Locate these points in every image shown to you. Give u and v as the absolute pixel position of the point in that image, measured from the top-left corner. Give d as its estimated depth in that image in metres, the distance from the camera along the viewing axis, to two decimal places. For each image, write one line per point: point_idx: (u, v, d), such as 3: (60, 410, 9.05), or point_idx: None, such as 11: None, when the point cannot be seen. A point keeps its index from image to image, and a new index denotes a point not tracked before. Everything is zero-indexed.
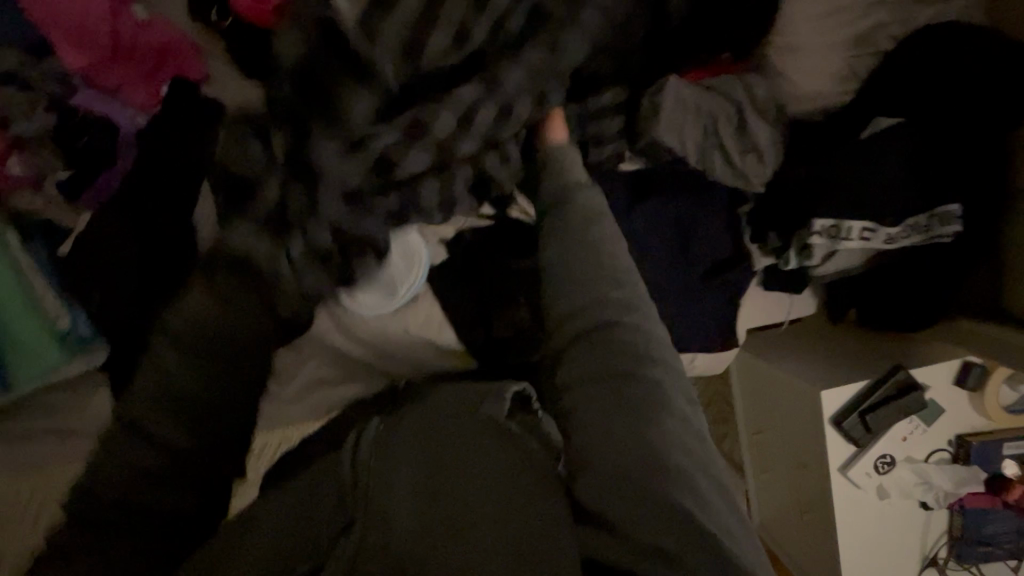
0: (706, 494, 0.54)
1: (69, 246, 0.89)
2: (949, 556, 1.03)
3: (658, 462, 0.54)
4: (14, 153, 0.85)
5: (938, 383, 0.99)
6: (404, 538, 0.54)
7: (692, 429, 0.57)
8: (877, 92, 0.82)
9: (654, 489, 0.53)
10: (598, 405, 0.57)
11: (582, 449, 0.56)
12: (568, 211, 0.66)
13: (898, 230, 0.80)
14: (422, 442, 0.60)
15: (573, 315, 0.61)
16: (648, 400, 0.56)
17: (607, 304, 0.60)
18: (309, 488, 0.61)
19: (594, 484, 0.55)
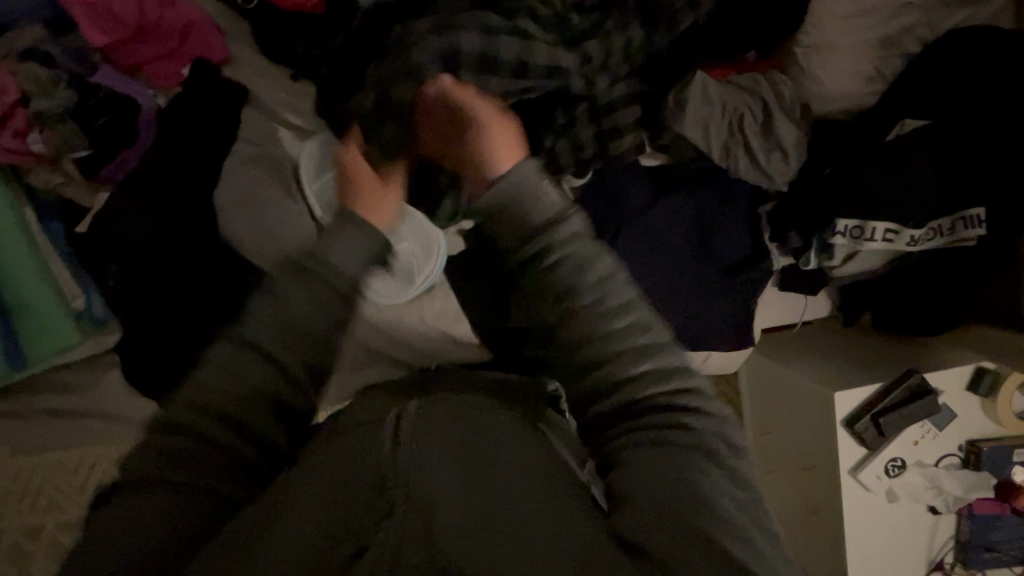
0: (748, 535, 0.47)
1: (85, 225, 0.88)
2: (955, 561, 1.04)
3: (710, 510, 0.47)
4: (32, 129, 0.82)
5: (952, 388, 0.98)
6: (454, 533, 0.45)
7: (737, 476, 0.51)
8: (901, 95, 0.83)
9: (710, 533, 0.46)
10: (641, 452, 0.51)
11: (630, 492, 0.49)
12: (584, 270, 0.59)
13: (922, 232, 0.80)
14: (463, 432, 0.56)
15: (622, 380, 0.55)
16: (692, 445, 0.51)
17: (643, 353, 0.56)
18: (337, 482, 0.52)
19: (641, 517, 0.47)
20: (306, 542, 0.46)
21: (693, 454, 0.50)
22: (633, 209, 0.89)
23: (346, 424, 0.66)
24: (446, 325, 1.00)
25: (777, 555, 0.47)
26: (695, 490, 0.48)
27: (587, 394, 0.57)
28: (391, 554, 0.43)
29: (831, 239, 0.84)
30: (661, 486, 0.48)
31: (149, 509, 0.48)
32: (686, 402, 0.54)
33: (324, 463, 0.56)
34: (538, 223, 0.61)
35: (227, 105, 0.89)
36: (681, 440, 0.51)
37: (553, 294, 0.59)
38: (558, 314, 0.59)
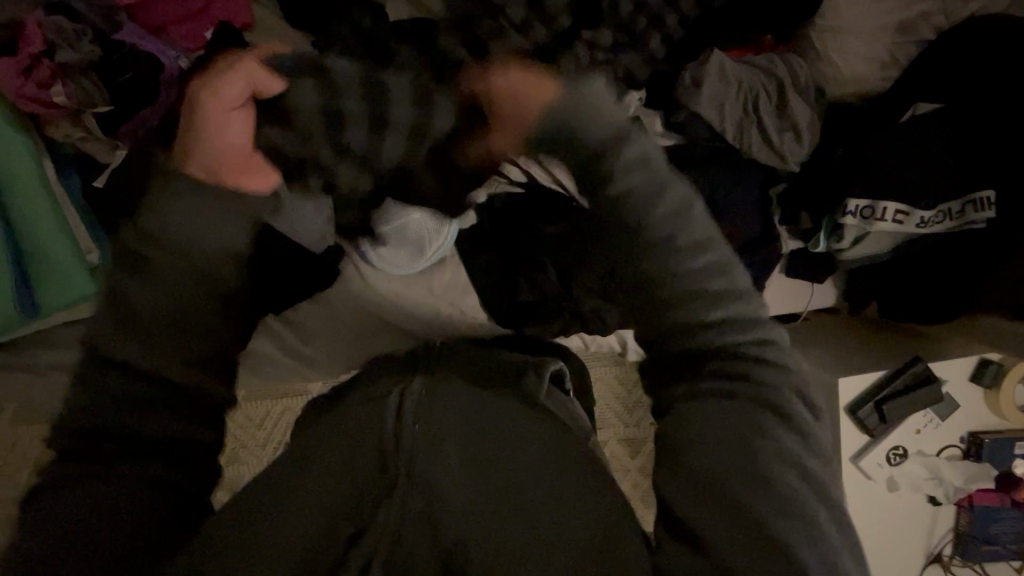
0: (806, 512, 0.50)
1: (103, 179, 0.91)
2: (954, 553, 1.04)
3: (768, 477, 0.50)
4: (55, 81, 0.83)
5: (956, 378, 0.99)
6: (455, 523, 0.56)
7: (810, 448, 0.53)
8: (917, 79, 0.84)
9: (756, 503, 0.49)
10: (707, 412, 0.53)
11: (686, 463, 0.52)
12: (661, 195, 0.54)
13: (931, 214, 0.82)
14: (472, 412, 0.63)
15: (692, 317, 0.54)
16: (769, 405, 0.53)
17: (710, 285, 0.54)
18: (344, 457, 0.59)
19: (684, 490, 0.51)
20: (321, 518, 0.55)
21: (765, 437, 0.51)
22: None
23: (355, 396, 0.71)
24: (455, 298, 1.00)
25: (830, 519, 0.51)
26: (757, 469, 0.50)
27: (656, 333, 0.56)
28: (397, 533, 0.54)
29: (842, 220, 0.85)
30: (722, 470, 0.51)
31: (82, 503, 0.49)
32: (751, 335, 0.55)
33: (349, 442, 0.61)
34: (617, 147, 0.54)
35: None
36: (755, 415, 0.52)
37: (625, 224, 0.54)
38: (632, 243, 0.54)
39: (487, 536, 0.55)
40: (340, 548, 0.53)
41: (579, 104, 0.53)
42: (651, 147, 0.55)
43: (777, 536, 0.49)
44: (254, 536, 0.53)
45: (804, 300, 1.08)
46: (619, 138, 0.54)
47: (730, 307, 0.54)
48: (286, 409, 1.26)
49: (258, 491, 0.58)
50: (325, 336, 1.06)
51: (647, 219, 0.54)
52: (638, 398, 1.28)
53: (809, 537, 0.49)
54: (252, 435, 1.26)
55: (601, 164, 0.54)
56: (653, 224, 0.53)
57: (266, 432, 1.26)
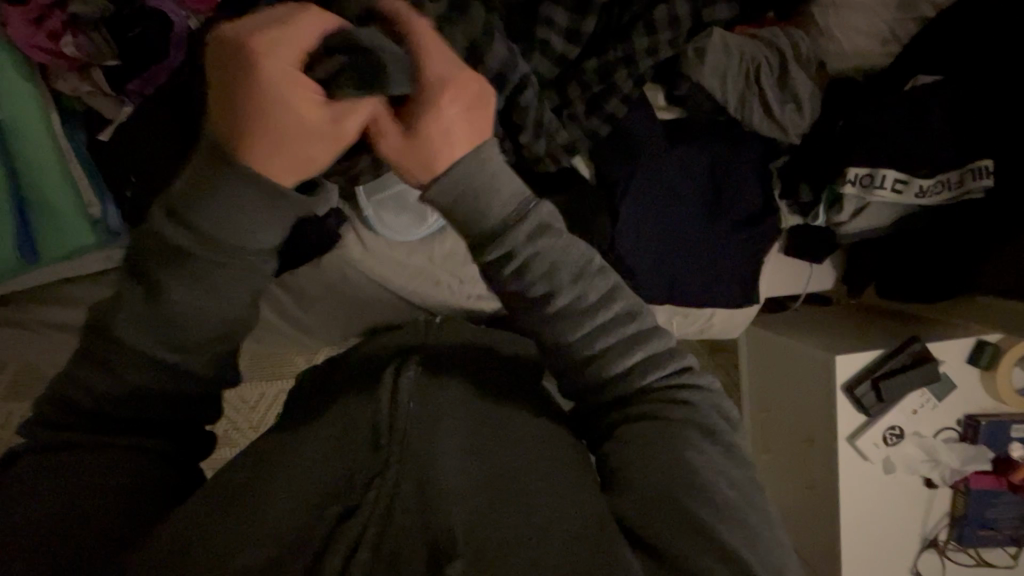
0: (739, 512, 0.50)
1: (109, 133, 0.90)
2: (949, 538, 1.03)
3: (706, 485, 0.50)
4: (65, 32, 0.84)
5: (953, 358, 0.99)
6: (450, 497, 0.52)
7: (730, 457, 0.53)
8: (917, 53, 0.84)
9: (698, 506, 0.49)
10: (645, 438, 0.52)
11: (635, 467, 0.52)
12: (554, 260, 0.51)
13: (930, 183, 0.84)
14: (471, 400, 0.64)
15: (602, 371, 0.53)
16: (695, 422, 0.53)
17: (612, 344, 0.53)
18: (337, 441, 0.60)
19: (648, 503, 0.50)
20: (310, 499, 0.53)
21: (702, 456, 0.51)
22: (649, 154, 0.89)
23: (354, 373, 0.75)
24: (456, 269, 1.01)
25: (764, 520, 0.51)
26: (699, 475, 0.50)
27: (581, 383, 0.55)
28: (388, 510, 0.51)
29: (842, 188, 0.86)
30: (670, 470, 0.50)
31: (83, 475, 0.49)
32: (671, 370, 0.55)
33: (338, 423, 0.62)
34: (505, 231, 0.50)
35: None
36: (693, 441, 0.52)
37: (529, 298, 0.52)
38: (540, 314, 0.52)
39: (482, 524, 0.50)
40: (323, 536, 0.49)
41: (484, 183, 0.50)
42: (541, 219, 0.52)
43: (726, 539, 0.48)
44: (232, 522, 0.50)
45: (801, 282, 1.08)
46: (508, 221, 0.50)
47: (640, 347, 0.54)
48: (282, 387, 1.26)
49: (246, 476, 0.57)
50: (322, 307, 1.06)
51: (555, 290, 0.51)
52: None
53: (752, 533, 0.49)
54: (247, 413, 1.26)
55: (490, 230, 0.50)
56: (549, 298, 0.52)
57: (260, 412, 1.26)
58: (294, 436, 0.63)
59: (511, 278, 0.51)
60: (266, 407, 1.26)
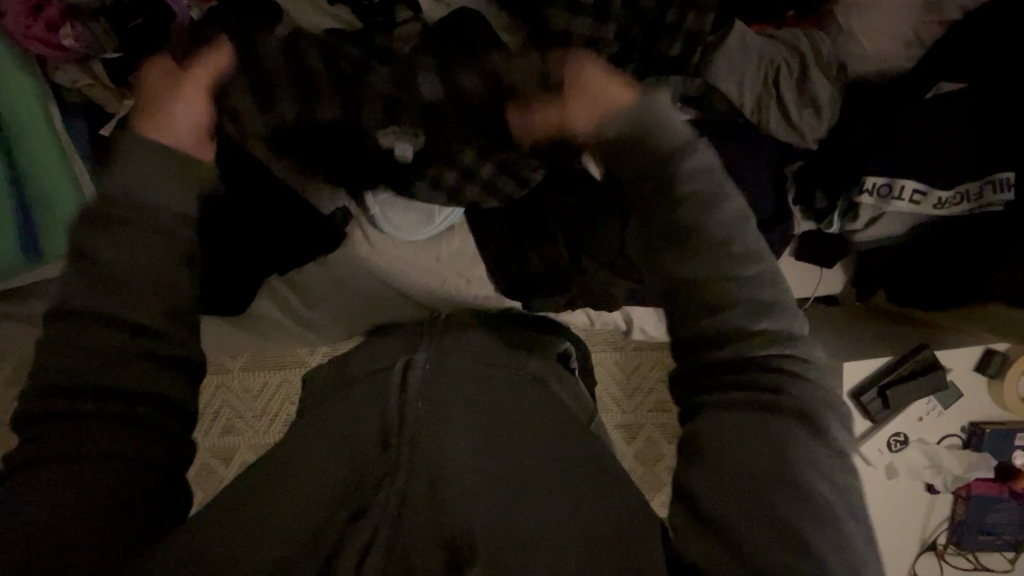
0: (824, 503, 0.45)
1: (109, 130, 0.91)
2: (948, 542, 1.04)
3: (793, 470, 0.46)
4: (64, 23, 0.82)
5: (960, 366, 0.99)
6: (472, 496, 0.52)
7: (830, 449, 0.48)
8: (939, 59, 0.82)
9: (785, 495, 0.45)
10: (727, 413, 0.49)
11: (711, 459, 0.47)
12: (721, 208, 0.53)
13: (950, 195, 0.83)
14: (486, 403, 0.63)
15: (721, 324, 0.51)
16: (790, 417, 0.48)
17: (759, 303, 0.51)
18: (347, 442, 0.59)
19: (712, 483, 0.47)
20: (329, 498, 0.53)
21: (786, 438, 0.47)
22: None
23: (365, 365, 0.75)
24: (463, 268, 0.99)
25: (850, 519, 0.46)
26: (776, 461, 0.46)
27: (696, 336, 0.52)
28: (400, 514, 0.50)
29: (858, 198, 0.85)
30: (752, 457, 0.46)
31: (47, 482, 0.46)
32: (790, 351, 0.51)
33: (348, 418, 0.63)
34: (680, 150, 0.55)
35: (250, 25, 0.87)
36: (782, 422, 0.48)
37: (689, 235, 0.52)
38: (691, 267, 0.52)
39: (501, 526, 0.50)
40: (336, 537, 0.48)
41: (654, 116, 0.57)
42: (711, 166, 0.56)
43: (799, 531, 0.44)
44: (244, 531, 0.50)
45: (812, 285, 1.07)
46: (689, 152, 0.55)
47: (766, 315, 0.51)
48: (285, 380, 1.25)
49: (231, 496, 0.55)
50: (325, 304, 1.04)
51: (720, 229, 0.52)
52: (637, 384, 1.26)
53: (839, 537, 0.44)
54: (250, 404, 1.25)
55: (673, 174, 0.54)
56: (717, 233, 0.52)
57: (261, 403, 1.25)
58: (301, 440, 0.62)
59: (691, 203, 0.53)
60: (262, 401, 1.25)
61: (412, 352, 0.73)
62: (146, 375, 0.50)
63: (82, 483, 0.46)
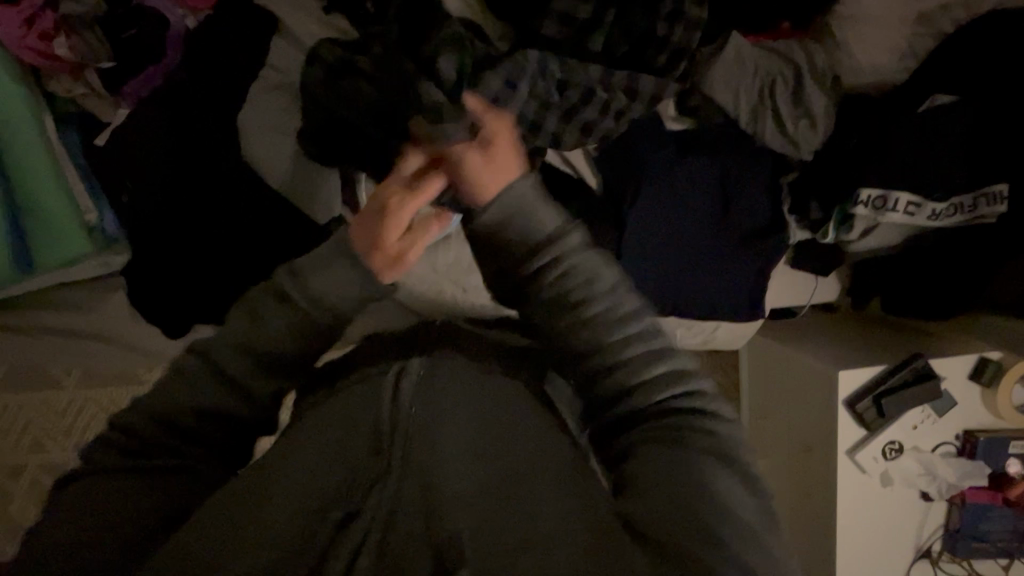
0: (749, 526, 0.48)
1: (103, 138, 0.89)
2: (943, 549, 1.05)
3: (725, 498, 0.49)
4: (59, 34, 0.83)
5: (955, 375, 0.99)
6: (453, 506, 0.51)
7: (761, 481, 0.52)
8: (932, 72, 0.83)
9: (731, 514, 0.48)
10: (648, 439, 0.52)
11: (641, 494, 0.50)
12: (596, 286, 0.55)
13: (944, 207, 0.83)
14: (477, 407, 0.61)
15: (620, 377, 0.55)
16: (711, 450, 0.51)
17: (646, 357, 0.55)
18: (338, 444, 0.58)
19: (654, 510, 0.48)
20: (314, 501, 0.53)
21: (710, 466, 0.50)
22: (659, 164, 0.87)
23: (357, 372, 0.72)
24: (460, 277, 0.99)
25: (780, 542, 0.50)
26: (706, 491, 0.48)
27: (597, 398, 0.57)
28: (387, 522, 0.50)
29: (854, 210, 0.85)
30: (676, 487, 0.49)
31: (109, 498, 0.51)
32: (681, 388, 0.54)
33: (337, 420, 0.61)
34: (552, 243, 0.55)
35: (249, 35, 0.87)
36: (703, 457, 0.50)
37: (574, 314, 0.55)
38: (573, 339, 0.56)
39: (486, 526, 0.49)
40: (325, 541, 0.49)
41: (525, 204, 0.56)
42: (586, 249, 0.56)
43: (737, 548, 0.46)
44: (234, 530, 0.50)
45: (807, 293, 1.07)
46: (556, 241, 0.55)
47: (657, 363, 0.55)
48: None
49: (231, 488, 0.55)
50: None
51: (594, 305, 0.55)
52: None
53: (776, 556, 0.48)
54: None
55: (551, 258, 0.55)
56: (590, 309, 0.55)
57: None
58: (297, 439, 0.61)
59: (566, 290, 0.55)
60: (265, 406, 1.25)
61: (408, 352, 0.70)
62: (203, 411, 0.56)
63: (136, 496, 0.51)
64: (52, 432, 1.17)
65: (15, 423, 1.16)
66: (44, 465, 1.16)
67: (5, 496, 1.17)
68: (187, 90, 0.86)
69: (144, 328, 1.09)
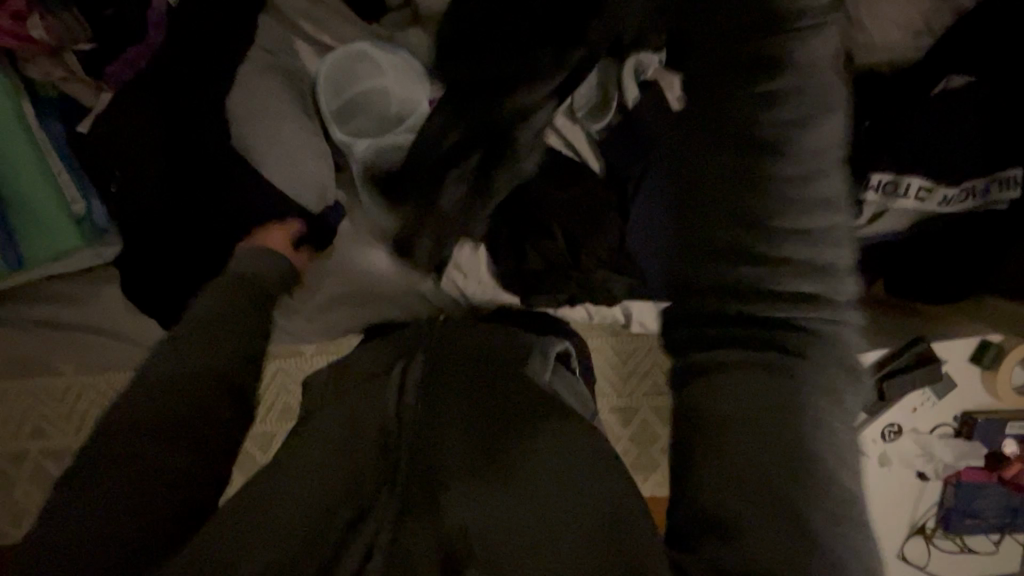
0: (838, 498, 0.41)
1: (87, 124, 0.86)
2: (937, 526, 1.07)
3: (807, 467, 0.41)
4: (32, 13, 0.79)
5: (955, 358, 1.00)
6: (466, 502, 0.49)
7: (843, 468, 0.43)
8: (949, 51, 0.80)
9: (793, 495, 0.40)
10: (729, 387, 0.42)
11: (698, 471, 0.42)
12: (808, 132, 0.40)
13: (955, 192, 0.82)
14: (482, 395, 0.58)
15: (780, 232, 0.40)
16: (804, 410, 0.42)
17: (815, 231, 0.41)
18: (343, 439, 0.56)
19: (715, 483, 0.41)
20: (320, 500, 0.50)
21: (804, 431, 0.41)
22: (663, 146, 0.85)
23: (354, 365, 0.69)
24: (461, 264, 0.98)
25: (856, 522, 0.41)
26: (782, 462, 0.41)
27: (732, 277, 0.41)
28: (400, 518, 0.48)
29: (864, 195, 0.83)
30: (757, 460, 0.41)
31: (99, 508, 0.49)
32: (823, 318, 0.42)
33: (342, 419, 0.59)
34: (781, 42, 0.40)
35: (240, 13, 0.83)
36: (796, 410, 0.41)
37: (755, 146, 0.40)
38: (746, 172, 0.41)
39: (500, 532, 0.47)
40: (335, 540, 0.47)
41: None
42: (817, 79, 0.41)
43: (810, 525, 0.39)
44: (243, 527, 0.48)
45: None
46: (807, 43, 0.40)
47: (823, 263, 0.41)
48: (279, 370, 1.19)
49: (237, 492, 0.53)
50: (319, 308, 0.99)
51: (795, 142, 0.40)
52: (634, 370, 1.25)
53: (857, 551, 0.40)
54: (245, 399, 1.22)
55: (751, 95, 0.40)
56: (782, 157, 0.40)
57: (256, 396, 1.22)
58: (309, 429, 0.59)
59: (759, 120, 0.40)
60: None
61: (413, 345, 0.67)
62: (196, 402, 0.56)
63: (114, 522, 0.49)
64: (52, 420, 1.16)
65: (15, 412, 1.16)
66: (43, 454, 1.16)
67: (7, 484, 1.17)
68: (173, 74, 0.82)
69: (137, 318, 1.08)
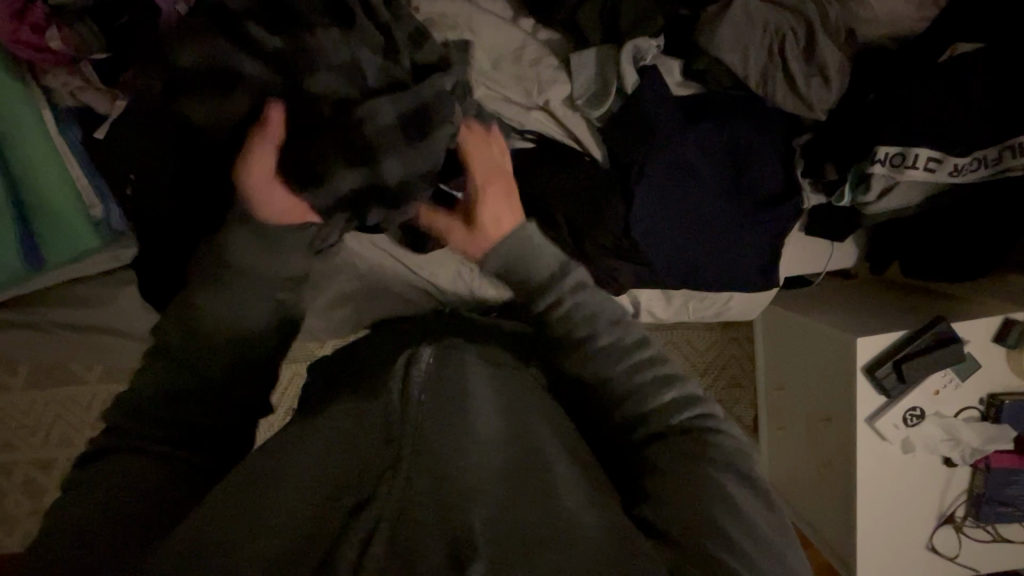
0: (749, 516, 0.50)
1: (102, 131, 0.89)
2: (967, 515, 1.03)
3: (732, 499, 0.51)
4: (48, 25, 0.82)
5: (978, 338, 0.96)
6: (475, 499, 0.46)
7: (762, 494, 0.53)
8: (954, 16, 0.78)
9: (720, 516, 0.49)
10: (669, 450, 0.54)
11: (666, 485, 0.52)
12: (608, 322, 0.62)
13: (968, 161, 0.79)
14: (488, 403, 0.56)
15: (647, 407, 0.57)
16: (721, 456, 0.54)
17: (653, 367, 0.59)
18: (347, 436, 0.53)
19: (677, 510, 0.49)
20: (325, 492, 0.47)
21: (728, 476, 0.52)
22: (666, 132, 0.86)
23: (366, 351, 0.68)
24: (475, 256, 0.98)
25: (767, 526, 0.50)
26: (713, 492, 0.51)
27: (610, 417, 0.59)
28: (405, 507, 0.44)
29: (870, 168, 0.82)
30: (695, 503, 0.50)
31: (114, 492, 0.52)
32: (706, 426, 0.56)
33: (338, 416, 0.57)
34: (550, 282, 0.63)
35: None
36: (717, 468, 0.53)
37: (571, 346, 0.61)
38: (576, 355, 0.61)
39: (508, 528, 0.44)
40: (335, 532, 0.43)
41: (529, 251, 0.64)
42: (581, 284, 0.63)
43: (748, 549, 0.48)
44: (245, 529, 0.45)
45: (823, 261, 1.04)
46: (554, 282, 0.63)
47: (680, 389, 0.58)
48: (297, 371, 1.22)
49: (240, 480, 0.51)
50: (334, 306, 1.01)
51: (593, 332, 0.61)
52: None
53: (769, 550, 0.49)
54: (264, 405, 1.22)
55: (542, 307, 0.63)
56: (600, 355, 0.59)
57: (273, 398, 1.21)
58: (302, 418, 0.60)
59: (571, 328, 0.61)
60: None
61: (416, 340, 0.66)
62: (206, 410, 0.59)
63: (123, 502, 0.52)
64: (76, 425, 1.20)
65: (41, 418, 1.20)
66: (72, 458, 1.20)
67: (39, 488, 1.20)
68: None
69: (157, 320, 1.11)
